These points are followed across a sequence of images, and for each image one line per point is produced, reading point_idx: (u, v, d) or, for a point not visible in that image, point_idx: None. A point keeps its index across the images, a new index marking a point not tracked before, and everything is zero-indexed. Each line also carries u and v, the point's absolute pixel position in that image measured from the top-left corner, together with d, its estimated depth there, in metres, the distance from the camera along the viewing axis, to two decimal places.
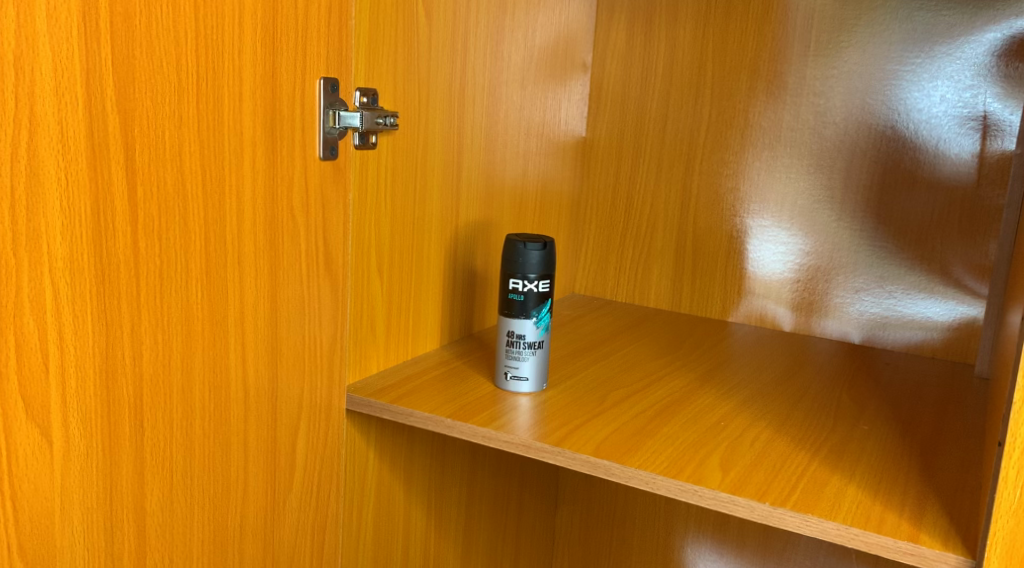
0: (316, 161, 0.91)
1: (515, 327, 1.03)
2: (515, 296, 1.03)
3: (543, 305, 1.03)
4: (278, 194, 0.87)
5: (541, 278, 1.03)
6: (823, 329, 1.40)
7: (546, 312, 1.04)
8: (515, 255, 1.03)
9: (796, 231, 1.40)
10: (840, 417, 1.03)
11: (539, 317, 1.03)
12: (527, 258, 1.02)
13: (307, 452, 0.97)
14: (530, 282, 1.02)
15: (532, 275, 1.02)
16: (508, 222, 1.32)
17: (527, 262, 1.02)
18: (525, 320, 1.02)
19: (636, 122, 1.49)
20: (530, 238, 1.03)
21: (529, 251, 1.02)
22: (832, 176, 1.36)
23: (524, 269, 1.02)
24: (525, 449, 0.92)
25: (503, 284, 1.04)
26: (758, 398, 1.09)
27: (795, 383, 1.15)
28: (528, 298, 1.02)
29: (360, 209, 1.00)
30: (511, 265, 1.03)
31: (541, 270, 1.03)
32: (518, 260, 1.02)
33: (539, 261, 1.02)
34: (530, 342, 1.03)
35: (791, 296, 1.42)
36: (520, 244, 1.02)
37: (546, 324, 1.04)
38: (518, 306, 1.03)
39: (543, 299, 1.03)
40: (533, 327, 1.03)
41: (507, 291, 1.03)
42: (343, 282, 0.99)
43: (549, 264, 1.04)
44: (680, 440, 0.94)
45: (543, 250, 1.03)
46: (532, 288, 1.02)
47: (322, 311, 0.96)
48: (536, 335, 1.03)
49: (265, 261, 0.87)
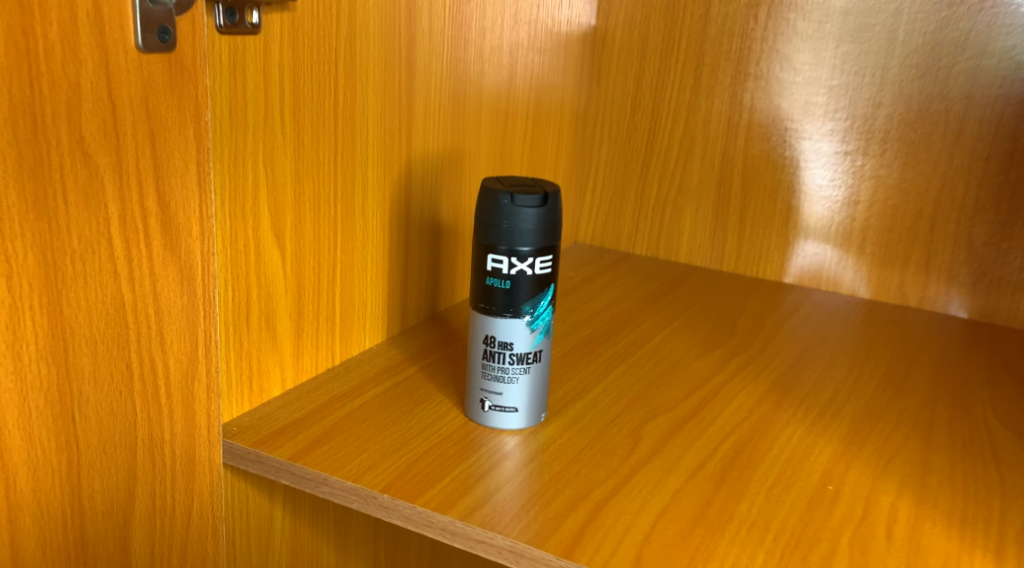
0: (134, 54, 0.50)
1: (497, 330, 0.64)
2: (496, 283, 0.63)
3: (543, 297, 0.64)
4: (50, 117, 0.46)
5: (539, 254, 0.63)
6: (921, 298, 1.01)
7: (545, 307, 0.65)
8: (499, 217, 0.62)
9: (889, 162, 1.00)
10: (1007, 464, 0.66)
11: (536, 316, 0.64)
12: (521, 222, 0.61)
13: (154, 545, 0.59)
14: (523, 261, 0.63)
15: (527, 250, 0.62)
16: (485, 150, 0.92)
17: (519, 229, 0.62)
18: (514, 320, 0.64)
19: (666, 5, 1.07)
20: (523, 188, 0.62)
21: (523, 212, 0.61)
22: (950, 82, 0.95)
23: (515, 241, 0.62)
24: (513, 558, 0.54)
25: (478, 261, 0.64)
26: (870, 428, 0.71)
27: (913, 397, 0.77)
28: (519, 285, 0.63)
29: (232, 140, 0.59)
30: (492, 233, 0.62)
31: (541, 243, 0.63)
32: (503, 225, 0.62)
33: (536, 227, 0.62)
34: (522, 354, 0.65)
35: (878, 251, 1.03)
36: (506, 198, 0.61)
37: (546, 324, 0.66)
38: (503, 299, 0.64)
39: (544, 287, 0.64)
40: (526, 331, 0.64)
41: (484, 273, 0.64)
42: (206, 263, 0.58)
43: (553, 230, 0.63)
44: (773, 529, 0.56)
45: (542, 208, 0.62)
46: (525, 271, 0.63)
47: (166, 318, 0.56)
48: (530, 342, 0.65)
49: (30, 243, 0.47)
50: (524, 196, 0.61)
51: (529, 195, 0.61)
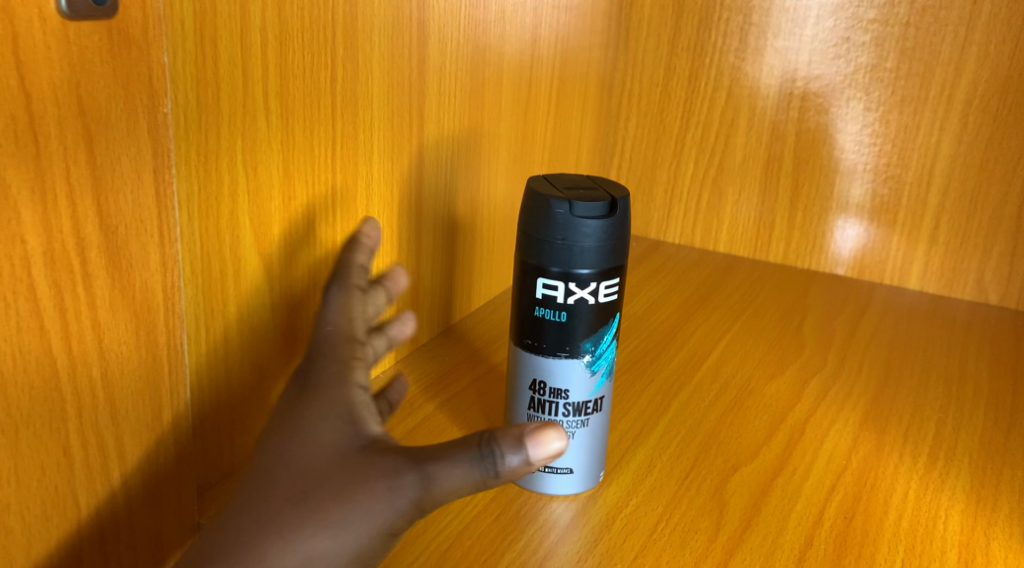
0: (55, 22, 0.35)
1: (548, 374, 0.51)
2: (549, 316, 0.49)
3: (607, 330, 0.50)
4: None
5: (604, 278, 0.49)
6: (1003, 294, 0.89)
7: (609, 343, 0.51)
8: (553, 231, 0.47)
9: (972, 138, 0.86)
10: None
11: (598, 356, 0.51)
12: (584, 238, 0.47)
13: None
14: (583, 288, 0.48)
15: (589, 273, 0.48)
16: (508, 130, 0.77)
17: (581, 247, 0.47)
18: (570, 361, 0.50)
19: None
20: (583, 192, 0.48)
21: (586, 225, 0.47)
22: None
23: (575, 263, 0.47)
24: None
25: (524, 287, 0.50)
26: (996, 477, 0.58)
27: None
28: (577, 319, 0.49)
29: (200, 136, 0.44)
30: (544, 251, 0.48)
31: (608, 263, 0.48)
32: (560, 242, 0.47)
33: (601, 245, 0.47)
34: (579, 403, 0.51)
35: (954, 241, 0.89)
36: (563, 207, 0.47)
37: (609, 363, 0.52)
38: (557, 334, 0.50)
39: (609, 318, 0.50)
40: (585, 375, 0.51)
41: (531, 303, 0.50)
42: (171, 305, 0.44)
43: (623, 245, 0.49)
44: None
45: (608, 220, 0.47)
46: (586, 300, 0.49)
47: (118, 384, 0.41)
48: (591, 388, 0.51)
49: None
50: (586, 204, 0.47)
51: (593, 202, 0.47)
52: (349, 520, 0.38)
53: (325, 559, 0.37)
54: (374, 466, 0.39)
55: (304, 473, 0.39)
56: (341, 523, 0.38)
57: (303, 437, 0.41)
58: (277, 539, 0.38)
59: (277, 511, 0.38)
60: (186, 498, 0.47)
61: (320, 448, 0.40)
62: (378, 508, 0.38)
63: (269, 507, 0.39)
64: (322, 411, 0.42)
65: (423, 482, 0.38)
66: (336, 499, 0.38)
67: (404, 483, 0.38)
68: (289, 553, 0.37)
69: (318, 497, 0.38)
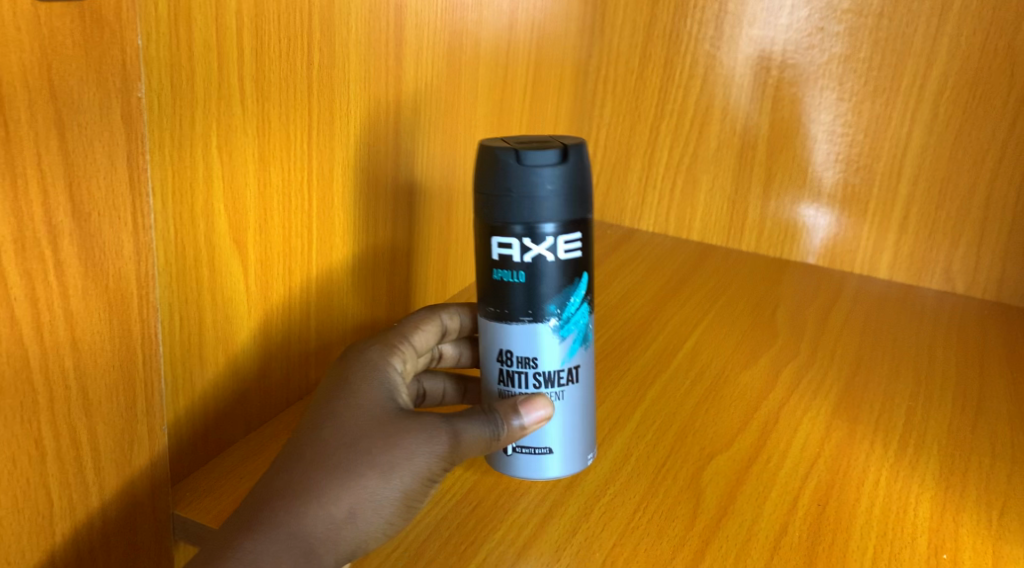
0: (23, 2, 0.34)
1: (516, 343, 0.50)
2: (510, 277, 0.49)
3: (571, 290, 0.50)
4: None
5: (563, 232, 0.49)
6: (970, 284, 0.90)
7: (577, 305, 0.51)
8: (510, 186, 0.47)
9: (942, 129, 0.87)
10: None
11: (565, 319, 0.50)
12: (538, 186, 0.47)
13: None
14: (541, 242, 0.48)
15: (547, 226, 0.48)
16: (485, 116, 0.76)
17: (535, 197, 0.47)
18: (537, 325, 0.50)
19: None
20: (534, 143, 0.48)
21: (538, 173, 0.47)
22: (1018, 35, 0.82)
23: (531, 214, 0.47)
24: None
25: (484, 253, 0.50)
26: (966, 463, 0.59)
27: (1002, 419, 0.65)
28: (538, 278, 0.49)
29: (172, 120, 0.43)
30: (498, 208, 0.48)
31: (566, 215, 0.48)
32: (514, 195, 0.47)
33: (557, 195, 0.48)
34: (552, 373, 0.51)
35: (924, 231, 0.91)
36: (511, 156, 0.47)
37: (580, 329, 0.52)
38: (521, 298, 0.50)
39: (573, 276, 0.50)
40: (554, 342, 0.50)
41: (492, 267, 0.50)
42: (144, 294, 0.43)
43: (582, 197, 0.49)
44: None
45: (561, 167, 0.47)
46: (546, 256, 0.49)
47: (90, 374, 0.40)
48: (562, 355, 0.51)
49: None
50: (536, 152, 0.47)
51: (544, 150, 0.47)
52: (393, 464, 0.44)
53: (370, 499, 0.44)
54: (409, 426, 0.46)
55: (352, 426, 0.45)
56: (389, 467, 0.44)
57: (348, 399, 0.47)
58: (333, 482, 0.44)
59: (333, 458, 0.44)
60: (160, 491, 0.46)
61: (364, 407, 0.47)
62: (419, 454, 0.45)
63: (323, 454, 0.44)
64: (359, 384, 0.48)
65: (455, 438, 0.46)
66: (387, 445, 0.45)
67: (439, 435, 0.46)
68: (343, 493, 0.43)
69: (367, 444, 0.45)
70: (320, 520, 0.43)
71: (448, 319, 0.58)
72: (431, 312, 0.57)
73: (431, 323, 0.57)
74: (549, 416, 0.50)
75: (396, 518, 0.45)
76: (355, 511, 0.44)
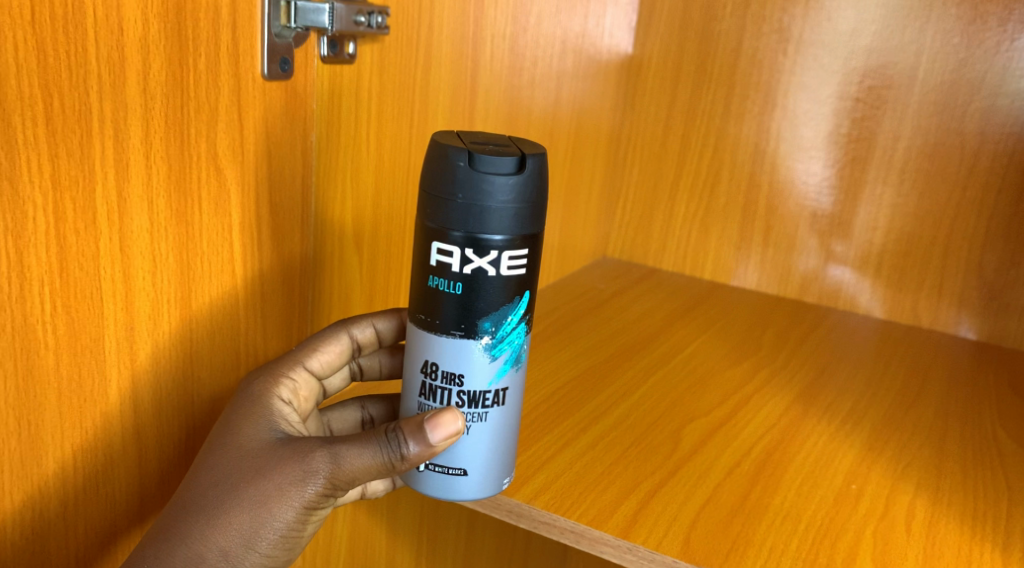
0: (258, 81, 0.57)
1: (445, 358, 0.54)
2: (448, 283, 0.53)
3: (507, 311, 0.54)
4: (190, 133, 0.53)
5: (508, 245, 0.52)
6: (934, 319, 1.09)
7: (511, 326, 0.54)
8: (457, 189, 0.51)
9: (908, 192, 1.07)
10: (1010, 466, 0.73)
11: (497, 339, 0.54)
12: (484, 194, 0.50)
13: None
14: (485, 255, 0.52)
15: (491, 237, 0.51)
16: None
17: (482, 206, 0.51)
18: (467, 340, 0.54)
19: (701, 36, 1.13)
20: (490, 149, 0.52)
21: (487, 181, 0.50)
22: (966, 118, 1.02)
23: (475, 224, 0.51)
24: (573, 539, 0.60)
25: (426, 253, 0.53)
26: (889, 435, 0.78)
27: (928, 410, 0.84)
28: (476, 290, 0.53)
29: (330, 159, 0.65)
30: (441, 211, 0.52)
31: (512, 229, 0.52)
32: (459, 199, 0.51)
33: (506, 204, 0.51)
34: (477, 392, 0.55)
35: (894, 275, 1.10)
36: (464, 159, 0.51)
37: (512, 350, 0.55)
38: (453, 309, 0.53)
39: (511, 293, 0.54)
40: (484, 360, 0.54)
41: (433, 269, 0.53)
42: (301, 269, 0.66)
43: (531, 211, 0.52)
44: (804, 519, 0.63)
45: (515, 179, 0.51)
46: (487, 269, 0.52)
47: (267, 316, 0.63)
48: (490, 376, 0.55)
49: (171, 244, 0.54)
50: (487, 158, 0.50)
51: (494, 157, 0.50)
52: (265, 501, 0.53)
53: (240, 534, 0.53)
54: (281, 464, 0.54)
55: (226, 469, 0.54)
56: (260, 504, 0.53)
57: (229, 440, 0.55)
58: (217, 515, 0.53)
59: (216, 496, 0.53)
60: None
61: (247, 443, 0.55)
62: (288, 488, 0.53)
63: (208, 491, 0.53)
64: (241, 423, 0.56)
65: (333, 466, 0.53)
66: (261, 481, 0.53)
67: (314, 468, 0.53)
68: (214, 531, 0.53)
69: (240, 485, 0.53)
70: (200, 553, 0.52)
71: (358, 333, 0.64)
72: (339, 330, 0.64)
73: (335, 342, 0.63)
74: (461, 431, 0.53)
75: (278, 538, 0.54)
76: (226, 544, 0.53)
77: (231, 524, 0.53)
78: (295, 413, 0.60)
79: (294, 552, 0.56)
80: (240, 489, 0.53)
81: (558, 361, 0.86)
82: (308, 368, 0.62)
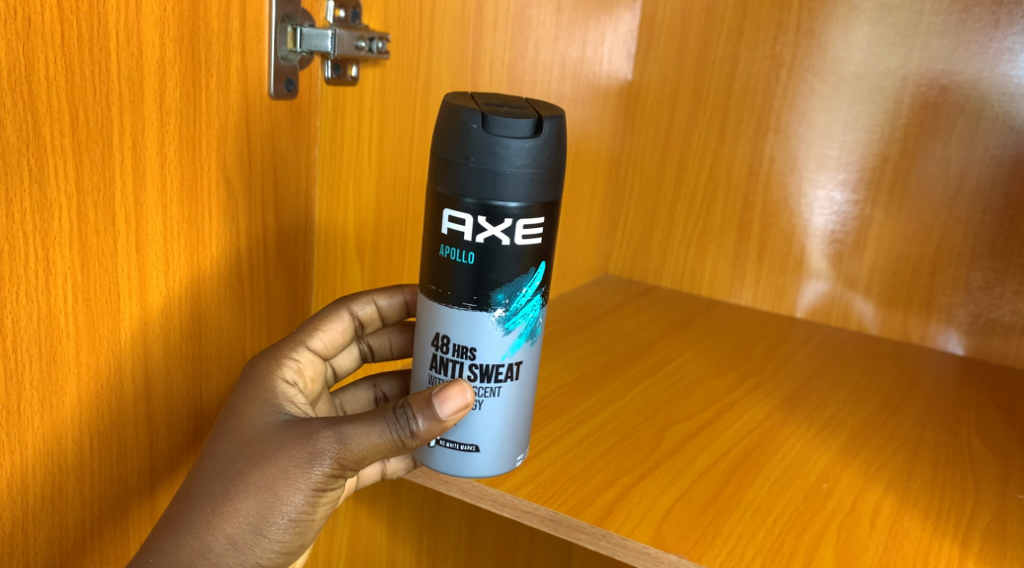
0: (265, 100, 0.63)
1: (459, 331, 0.58)
2: (464, 249, 0.56)
3: (522, 285, 0.57)
4: (201, 146, 0.59)
5: (524, 210, 0.55)
6: (922, 335, 1.12)
7: (525, 298, 0.58)
8: (471, 152, 0.54)
9: (897, 212, 1.11)
10: (978, 470, 0.76)
11: (510, 312, 0.58)
12: (497, 160, 0.53)
13: None
14: (502, 222, 0.55)
15: (507, 204, 0.55)
16: None
17: (497, 171, 0.54)
18: (482, 313, 0.57)
19: (697, 62, 1.18)
20: (506, 112, 0.54)
21: (501, 146, 0.53)
22: (951, 141, 1.06)
23: (490, 191, 0.54)
24: (552, 526, 0.64)
25: (441, 218, 0.56)
26: (865, 439, 0.81)
27: (906, 419, 0.87)
28: (491, 260, 0.56)
29: (333, 172, 0.71)
30: (453, 176, 0.55)
31: (528, 197, 0.55)
32: (473, 163, 0.54)
33: (523, 167, 0.54)
34: (489, 365, 0.59)
35: (884, 292, 1.14)
36: (478, 122, 0.53)
37: (527, 324, 0.59)
38: (467, 280, 0.57)
39: (526, 262, 0.57)
40: (499, 334, 0.58)
41: (448, 236, 0.56)
42: (303, 273, 0.71)
43: (547, 176, 0.55)
44: (773, 513, 0.67)
45: (531, 142, 0.54)
46: (501, 238, 0.55)
47: (273, 315, 0.69)
48: (505, 350, 0.59)
49: (182, 246, 0.59)
50: (502, 123, 0.53)
51: (509, 122, 0.53)
52: (273, 485, 0.57)
53: (250, 519, 0.57)
54: (286, 448, 0.58)
55: (229, 459, 0.58)
56: (267, 489, 0.57)
57: (234, 428, 0.59)
58: (227, 501, 0.57)
59: (223, 484, 0.57)
60: None
61: (254, 428, 0.59)
62: (294, 471, 0.58)
63: (216, 479, 0.58)
64: (244, 409, 0.60)
65: (341, 447, 0.57)
66: (268, 467, 0.57)
67: (321, 450, 0.57)
68: (223, 520, 0.57)
69: (247, 472, 0.57)
70: (210, 543, 0.57)
71: (359, 309, 0.70)
72: (340, 308, 0.69)
73: (337, 320, 0.69)
74: (472, 402, 0.57)
75: (290, 520, 0.59)
76: (234, 531, 0.57)
77: (240, 511, 0.57)
78: (300, 394, 0.65)
79: (305, 537, 0.61)
80: (245, 476, 0.57)
81: (551, 368, 0.91)
82: (311, 350, 0.67)
